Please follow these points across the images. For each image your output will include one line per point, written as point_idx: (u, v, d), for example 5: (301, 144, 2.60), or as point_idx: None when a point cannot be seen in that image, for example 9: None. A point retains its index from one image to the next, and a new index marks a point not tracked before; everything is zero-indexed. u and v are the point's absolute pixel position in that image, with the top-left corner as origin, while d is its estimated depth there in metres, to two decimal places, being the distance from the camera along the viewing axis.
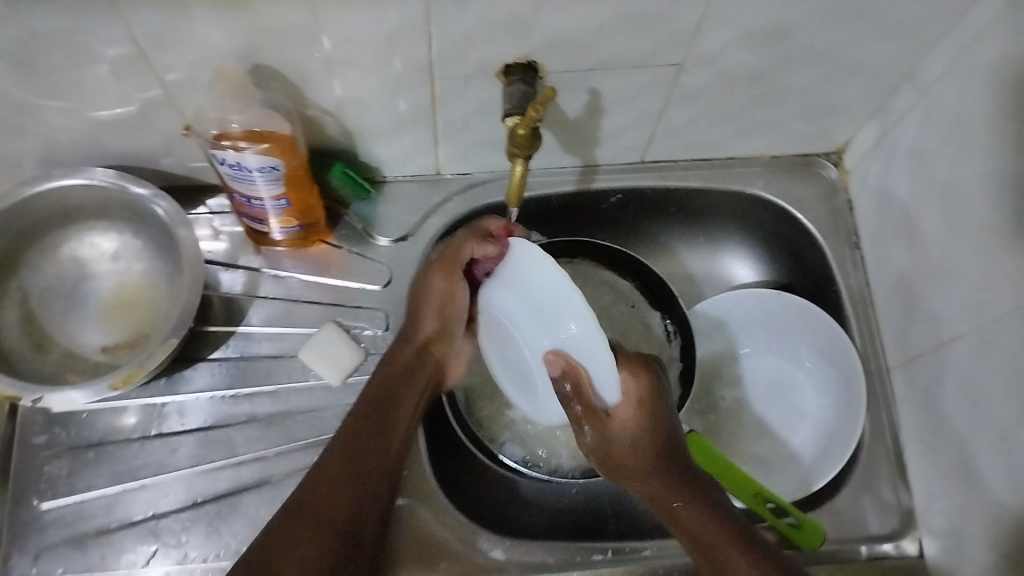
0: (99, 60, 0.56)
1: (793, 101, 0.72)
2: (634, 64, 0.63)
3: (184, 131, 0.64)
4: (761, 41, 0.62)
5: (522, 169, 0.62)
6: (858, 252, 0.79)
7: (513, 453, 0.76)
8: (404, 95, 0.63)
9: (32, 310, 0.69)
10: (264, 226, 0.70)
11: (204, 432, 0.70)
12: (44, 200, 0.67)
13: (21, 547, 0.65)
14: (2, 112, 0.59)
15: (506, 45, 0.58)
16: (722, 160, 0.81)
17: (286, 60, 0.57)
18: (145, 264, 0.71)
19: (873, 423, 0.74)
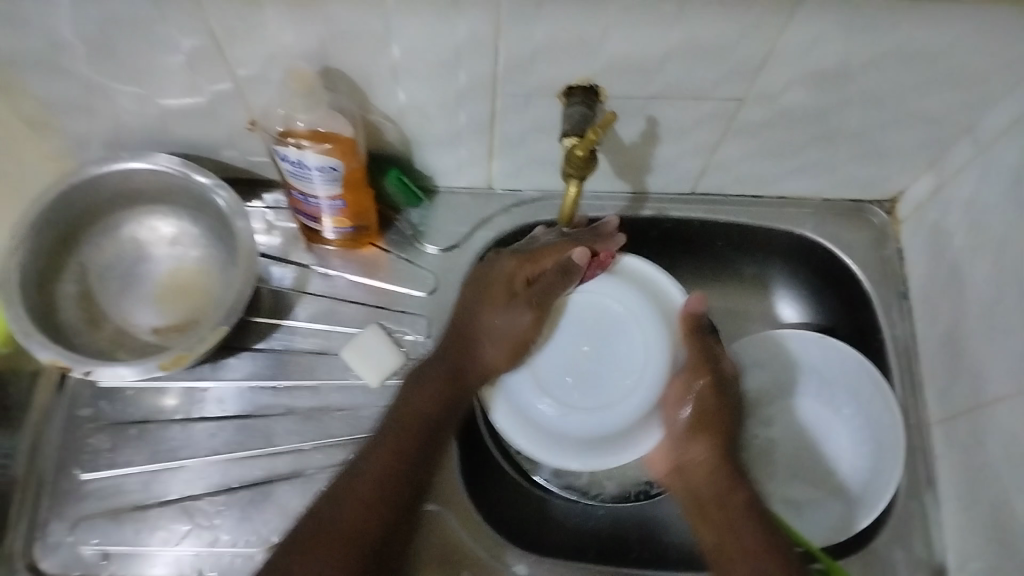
0: (178, 50, 0.58)
1: (850, 145, 0.71)
2: (696, 94, 0.63)
3: (250, 125, 0.67)
4: (825, 81, 0.62)
5: (576, 190, 0.62)
6: (906, 301, 0.78)
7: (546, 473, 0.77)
8: (465, 108, 0.64)
9: (91, 286, 0.71)
10: (318, 224, 0.72)
11: (242, 420, 0.71)
12: (111, 181, 0.70)
13: (59, 514, 0.68)
14: (81, 93, 0.62)
15: (568, 67, 0.59)
16: (773, 199, 0.81)
17: (355, 66, 0.59)
18: (202, 251, 0.73)
19: (909, 475, 0.73)
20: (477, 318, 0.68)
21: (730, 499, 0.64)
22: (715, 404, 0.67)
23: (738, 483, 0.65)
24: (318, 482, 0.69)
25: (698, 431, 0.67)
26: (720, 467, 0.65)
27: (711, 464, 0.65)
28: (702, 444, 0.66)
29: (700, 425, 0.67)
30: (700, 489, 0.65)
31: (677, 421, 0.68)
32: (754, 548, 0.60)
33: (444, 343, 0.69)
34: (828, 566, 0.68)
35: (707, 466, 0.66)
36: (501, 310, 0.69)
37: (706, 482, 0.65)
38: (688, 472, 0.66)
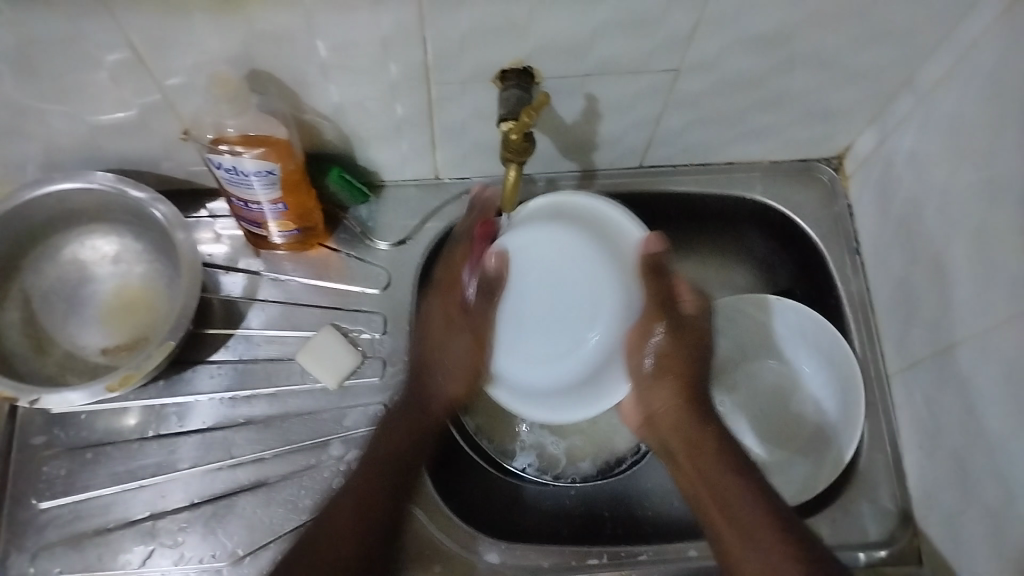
0: (97, 64, 0.56)
1: (791, 107, 0.71)
2: (632, 69, 0.63)
3: (183, 135, 0.65)
4: (759, 46, 0.62)
5: (515, 174, 0.62)
6: (858, 257, 0.79)
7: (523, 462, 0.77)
8: (401, 100, 0.63)
9: (35, 313, 0.69)
10: (262, 230, 0.71)
11: (202, 434, 0.70)
12: (44, 204, 0.67)
13: (19, 547, 0.66)
14: (2, 115, 0.60)
15: (501, 50, 0.59)
16: (723, 166, 0.81)
17: (283, 66, 0.58)
18: (146, 266, 0.72)
19: (872, 429, 0.74)
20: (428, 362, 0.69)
21: (699, 449, 0.63)
22: (687, 352, 0.68)
23: (708, 420, 0.65)
24: (284, 489, 0.69)
25: (662, 372, 0.67)
26: (688, 417, 0.65)
27: (677, 403, 0.66)
28: (668, 384, 0.66)
29: (668, 366, 0.67)
30: (673, 432, 0.65)
31: (643, 369, 0.68)
32: (736, 493, 0.59)
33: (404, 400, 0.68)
34: None
35: (672, 407, 0.66)
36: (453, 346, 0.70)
37: (675, 430, 0.65)
38: (660, 425, 0.67)
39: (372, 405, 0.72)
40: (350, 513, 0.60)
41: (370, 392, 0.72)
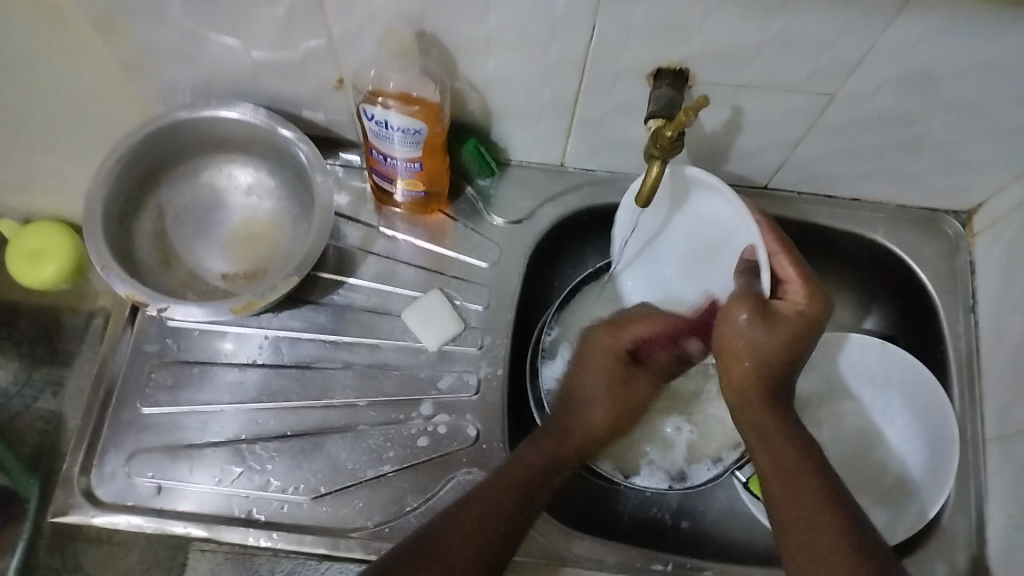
0: (277, 3, 0.58)
1: (934, 152, 0.70)
2: (787, 87, 0.62)
3: (337, 83, 0.67)
4: (922, 83, 0.61)
5: (658, 171, 0.60)
6: (972, 315, 0.77)
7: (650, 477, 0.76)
8: (552, 83, 0.64)
9: (166, 228, 0.73)
10: (391, 187, 0.73)
11: (301, 370, 0.73)
12: (197, 127, 0.71)
13: (118, 445, 0.69)
14: (177, 35, 0.63)
15: (663, 49, 0.59)
16: (847, 201, 0.80)
17: (452, 31, 0.59)
18: (276, 203, 0.75)
19: (963, 488, 0.72)
20: (575, 389, 0.72)
21: (770, 426, 0.62)
22: (749, 293, 0.64)
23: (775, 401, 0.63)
24: (371, 438, 0.70)
25: (750, 330, 0.63)
26: (764, 388, 0.63)
27: (760, 373, 0.63)
28: (747, 355, 0.63)
29: (761, 322, 0.62)
30: (741, 400, 0.64)
31: (738, 328, 0.63)
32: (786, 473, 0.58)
33: (558, 406, 0.71)
34: None
35: (752, 379, 0.63)
36: (597, 374, 0.72)
37: (752, 402, 0.63)
38: (734, 382, 0.64)
39: (466, 372, 0.73)
40: (475, 517, 0.58)
41: (465, 359, 0.74)
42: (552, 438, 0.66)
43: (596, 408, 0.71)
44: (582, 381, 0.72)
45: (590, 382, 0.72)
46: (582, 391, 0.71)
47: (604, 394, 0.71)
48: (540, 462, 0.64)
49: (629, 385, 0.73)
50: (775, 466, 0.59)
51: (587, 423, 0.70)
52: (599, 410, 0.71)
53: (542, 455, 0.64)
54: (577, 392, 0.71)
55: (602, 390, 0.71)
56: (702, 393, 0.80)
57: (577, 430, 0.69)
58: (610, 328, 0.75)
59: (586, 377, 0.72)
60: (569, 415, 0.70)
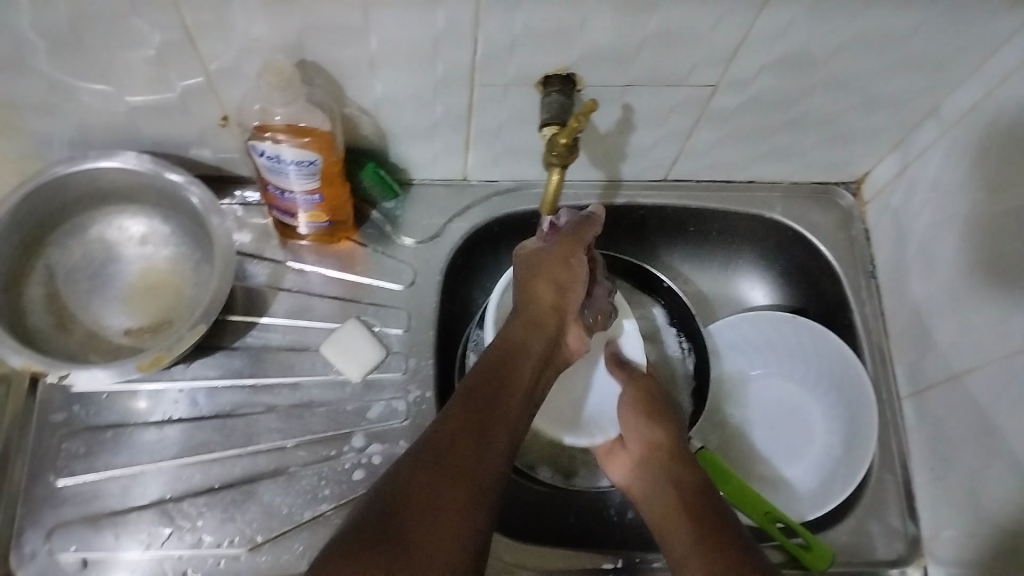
0: (146, 43, 0.56)
1: (819, 128, 0.73)
2: (672, 80, 0.63)
3: (222, 121, 0.65)
4: (797, 65, 0.63)
5: (558, 178, 0.60)
6: (874, 280, 0.80)
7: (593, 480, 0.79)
8: (442, 99, 0.64)
9: (57, 289, 0.69)
10: (293, 221, 0.71)
11: (221, 419, 0.70)
12: (79, 181, 0.68)
13: (34, 523, 0.66)
14: (43, 88, 0.60)
15: (547, 55, 0.59)
16: (745, 184, 0.82)
17: (333, 57, 0.58)
18: (174, 251, 0.72)
19: (887, 447, 0.75)
20: (514, 349, 0.64)
21: (666, 478, 0.67)
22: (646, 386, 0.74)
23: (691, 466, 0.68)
24: (303, 478, 0.68)
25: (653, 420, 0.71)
26: (672, 457, 0.68)
27: (666, 444, 0.69)
28: (658, 426, 0.71)
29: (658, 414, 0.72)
30: (646, 470, 0.69)
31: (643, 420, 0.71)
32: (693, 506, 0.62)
33: (490, 358, 0.64)
34: (810, 542, 0.69)
35: (658, 449, 0.69)
36: (566, 271, 0.69)
37: (655, 468, 0.68)
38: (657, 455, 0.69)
39: (394, 399, 0.72)
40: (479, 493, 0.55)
41: (391, 386, 0.73)
42: (489, 386, 0.61)
43: (567, 297, 0.69)
44: (526, 344, 0.65)
45: (529, 319, 0.67)
46: (498, 365, 0.63)
47: (549, 339, 0.67)
48: (512, 411, 0.61)
49: (569, 287, 0.69)
50: (672, 508, 0.63)
51: (519, 351, 0.65)
52: (526, 372, 0.64)
53: (504, 436, 0.59)
54: (501, 362, 0.63)
55: (573, 264, 0.69)
56: None
57: (508, 388, 0.62)
58: (569, 241, 0.69)
59: (522, 343, 0.65)
60: (504, 374, 0.63)
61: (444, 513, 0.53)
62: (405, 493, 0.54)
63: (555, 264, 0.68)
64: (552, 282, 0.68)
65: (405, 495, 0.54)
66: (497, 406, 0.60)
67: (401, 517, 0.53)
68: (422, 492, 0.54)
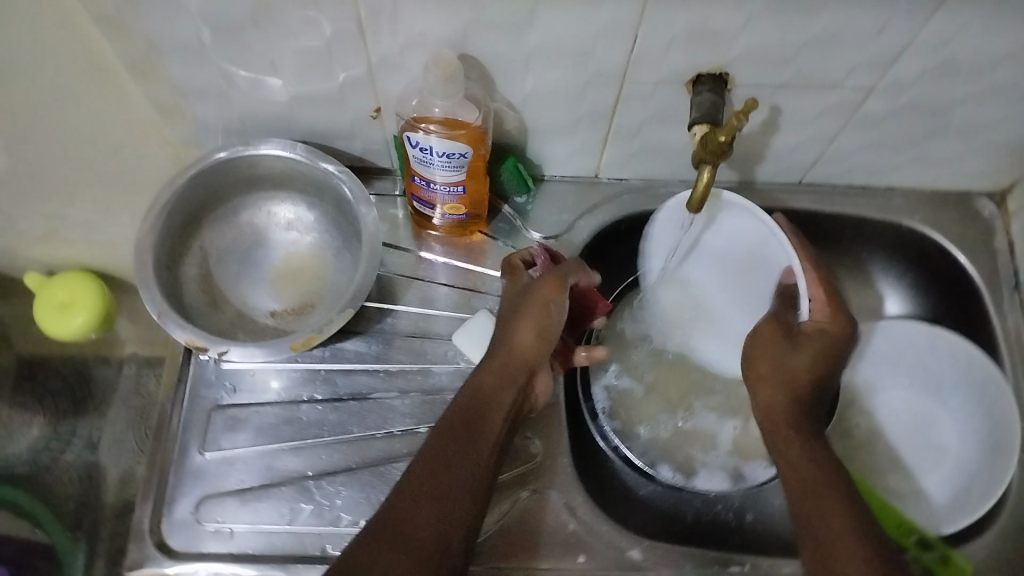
0: (318, 36, 0.59)
1: (971, 135, 0.70)
2: (827, 83, 0.63)
3: (374, 113, 0.68)
4: (959, 69, 0.61)
5: (709, 177, 0.61)
6: (1017, 294, 0.77)
7: (715, 483, 0.77)
8: (590, 96, 0.64)
9: (211, 270, 0.73)
10: (432, 212, 0.73)
11: (358, 402, 0.72)
12: (237, 167, 0.71)
13: (184, 491, 0.69)
14: (215, 77, 0.63)
15: (703, 55, 0.59)
16: (881, 190, 0.80)
17: (493, 53, 0.59)
18: (318, 238, 0.75)
19: None
20: (482, 390, 0.61)
21: (795, 452, 0.61)
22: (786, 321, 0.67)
23: (812, 437, 0.62)
24: None
25: (798, 352, 0.64)
26: (799, 413, 0.63)
27: (795, 383, 0.64)
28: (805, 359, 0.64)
29: (809, 354, 0.64)
30: (777, 402, 0.64)
31: (785, 359, 0.64)
32: (823, 490, 0.57)
33: (468, 396, 0.61)
34: (947, 556, 0.67)
35: (795, 398, 0.63)
36: (535, 317, 0.65)
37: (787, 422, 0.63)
38: (773, 412, 0.64)
39: None
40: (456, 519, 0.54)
41: None
42: (471, 417, 0.59)
43: (530, 348, 0.64)
44: (502, 390, 0.61)
45: (499, 367, 0.63)
46: (486, 405, 0.60)
47: (512, 381, 0.62)
48: (484, 446, 0.58)
49: (530, 334, 0.64)
50: (808, 494, 0.57)
51: (493, 394, 0.61)
52: (500, 417, 0.60)
53: (476, 468, 0.57)
54: (489, 394, 0.61)
55: (551, 306, 0.65)
56: None
57: (486, 429, 0.59)
58: (551, 282, 0.66)
59: (502, 392, 0.61)
60: (484, 419, 0.59)
61: (412, 523, 0.52)
62: (398, 504, 0.53)
63: (534, 303, 0.65)
64: (532, 341, 0.64)
65: (381, 523, 0.52)
66: (484, 428, 0.59)
67: (385, 535, 0.52)
68: (417, 513, 0.53)
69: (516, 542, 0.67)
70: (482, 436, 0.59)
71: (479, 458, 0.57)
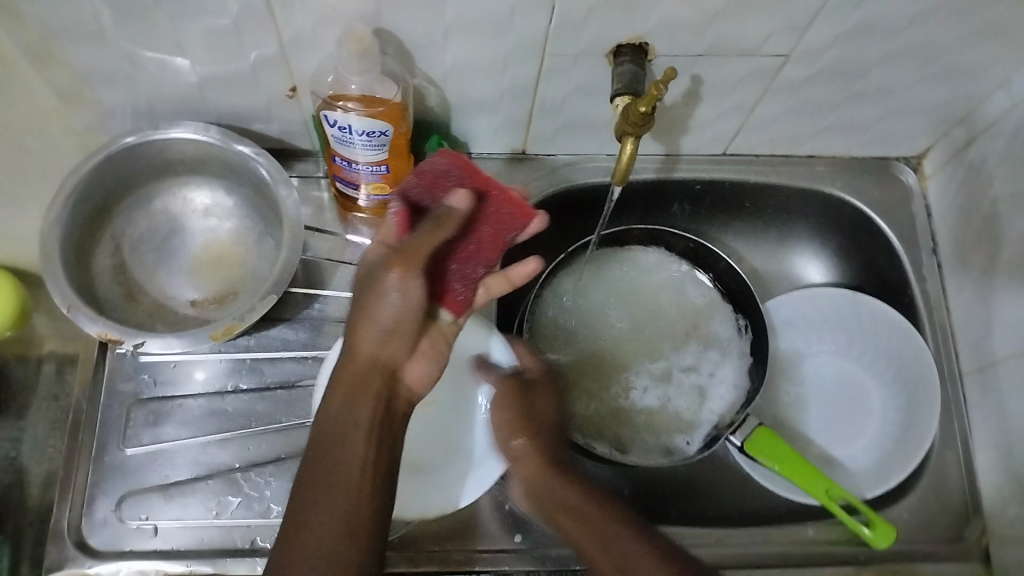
0: (224, 12, 0.56)
1: (886, 102, 0.72)
2: (745, 51, 0.63)
3: (290, 92, 0.65)
4: (871, 36, 0.62)
5: (632, 149, 0.61)
6: (934, 257, 0.79)
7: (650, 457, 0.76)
8: (512, 69, 0.63)
9: (125, 260, 0.70)
10: (356, 192, 0.71)
11: (286, 390, 0.71)
12: (147, 152, 0.68)
13: (104, 491, 0.66)
14: (117, 58, 0.60)
15: (622, 25, 0.59)
16: (803, 159, 0.81)
17: (409, 26, 0.58)
18: (237, 223, 0.73)
19: (948, 423, 0.74)
20: (337, 427, 0.51)
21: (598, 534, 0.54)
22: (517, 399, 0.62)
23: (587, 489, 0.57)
24: None
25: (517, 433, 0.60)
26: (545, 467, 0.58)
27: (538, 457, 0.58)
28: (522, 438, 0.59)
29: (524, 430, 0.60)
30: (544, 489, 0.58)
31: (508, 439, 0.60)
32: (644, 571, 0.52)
33: (318, 445, 0.51)
34: (873, 520, 0.67)
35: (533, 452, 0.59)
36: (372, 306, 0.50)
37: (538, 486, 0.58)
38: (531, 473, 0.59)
39: None
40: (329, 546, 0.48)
41: None
42: (319, 459, 0.50)
43: (394, 343, 0.52)
44: (351, 414, 0.51)
45: (345, 398, 0.51)
46: (336, 439, 0.50)
47: (361, 408, 0.51)
48: (352, 474, 0.50)
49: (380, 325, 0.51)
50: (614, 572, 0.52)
51: (345, 418, 0.51)
52: (358, 446, 0.50)
53: (352, 495, 0.49)
54: (341, 421, 0.51)
55: (402, 296, 0.50)
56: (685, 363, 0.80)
57: (342, 462, 0.50)
58: (401, 266, 0.50)
59: (353, 421, 0.51)
60: (337, 454, 0.50)
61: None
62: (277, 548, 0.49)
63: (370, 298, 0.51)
64: (384, 342, 0.51)
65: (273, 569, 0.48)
66: (335, 462, 0.50)
67: None
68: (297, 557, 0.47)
69: (452, 528, 0.67)
70: (338, 475, 0.49)
71: (349, 489, 0.49)
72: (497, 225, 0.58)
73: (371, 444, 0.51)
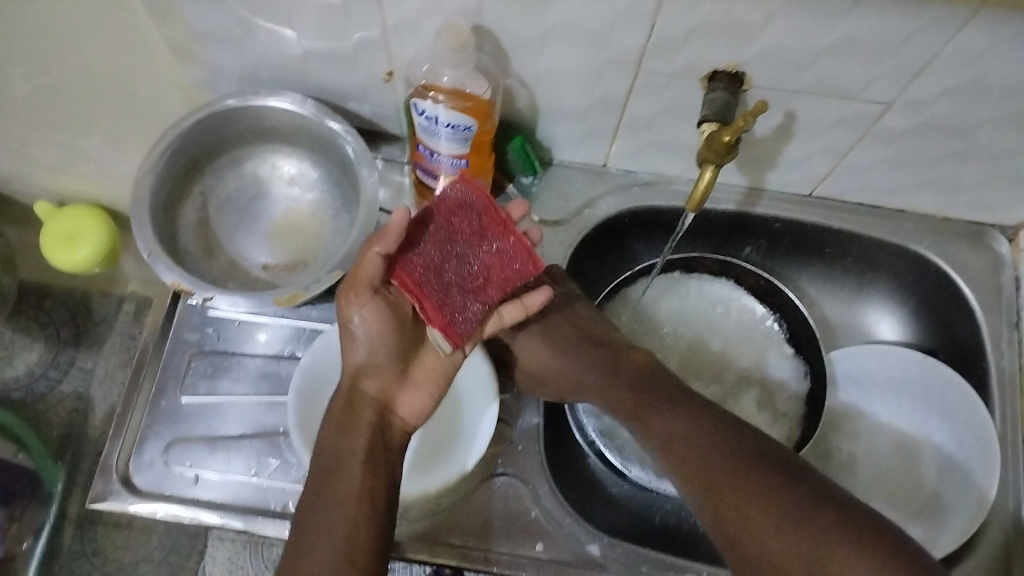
0: None
1: (987, 164, 0.69)
2: (844, 94, 0.61)
3: (386, 76, 0.67)
4: (980, 94, 0.60)
5: (710, 176, 0.60)
6: (1017, 332, 0.76)
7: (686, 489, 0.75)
8: (603, 81, 0.63)
9: (208, 216, 0.73)
10: (434, 183, 0.72)
11: None
12: (243, 116, 0.71)
13: (155, 434, 0.69)
14: (231, 23, 0.63)
15: (720, 51, 0.58)
16: (892, 211, 0.79)
17: (508, 26, 0.59)
18: (318, 196, 0.75)
19: (1005, 508, 0.70)
20: (332, 441, 0.56)
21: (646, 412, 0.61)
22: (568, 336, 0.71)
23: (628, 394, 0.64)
24: None
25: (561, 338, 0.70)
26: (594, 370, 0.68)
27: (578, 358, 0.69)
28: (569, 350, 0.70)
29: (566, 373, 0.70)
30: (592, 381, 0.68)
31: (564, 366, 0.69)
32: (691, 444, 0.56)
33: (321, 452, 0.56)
34: None
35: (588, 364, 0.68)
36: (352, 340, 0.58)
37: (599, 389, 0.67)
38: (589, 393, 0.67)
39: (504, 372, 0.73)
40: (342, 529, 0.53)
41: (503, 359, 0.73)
42: (318, 469, 0.56)
43: (374, 371, 0.58)
44: (351, 431, 0.56)
45: (341, 416, 0.57)
46: (333, 449, 0.56)
47: (357, 419, 0.57)
48: (353, 472, 0.55)
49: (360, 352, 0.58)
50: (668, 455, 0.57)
51: (339, 435, 0.56)
52: (355, 454, 0.55)
53: (359, 486, 0.54)
54: (340, 434, 0.57)
55: (366, 315, 0.57)
56: (734, 401, 0.78)
57: (341, 466, 0.55)
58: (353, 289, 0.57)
59: (348, 432, 0.56)
60: (338, 463, 0.55)
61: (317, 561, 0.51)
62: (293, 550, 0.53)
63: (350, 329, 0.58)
64: (369, 374, 0.59)
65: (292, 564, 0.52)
66: (336, 467, 0.55)
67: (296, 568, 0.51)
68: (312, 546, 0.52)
69: (475, 526, 0.67)
70: (338, 476, 0.55)
71: (354, 482, 0.54)
72: (507, 264, 0.59)
73: (371, 449, 0.56)
